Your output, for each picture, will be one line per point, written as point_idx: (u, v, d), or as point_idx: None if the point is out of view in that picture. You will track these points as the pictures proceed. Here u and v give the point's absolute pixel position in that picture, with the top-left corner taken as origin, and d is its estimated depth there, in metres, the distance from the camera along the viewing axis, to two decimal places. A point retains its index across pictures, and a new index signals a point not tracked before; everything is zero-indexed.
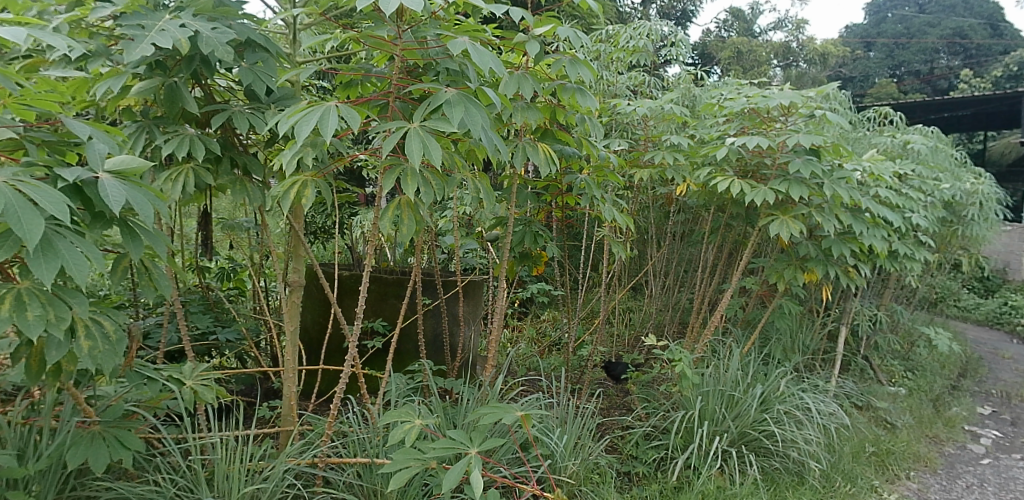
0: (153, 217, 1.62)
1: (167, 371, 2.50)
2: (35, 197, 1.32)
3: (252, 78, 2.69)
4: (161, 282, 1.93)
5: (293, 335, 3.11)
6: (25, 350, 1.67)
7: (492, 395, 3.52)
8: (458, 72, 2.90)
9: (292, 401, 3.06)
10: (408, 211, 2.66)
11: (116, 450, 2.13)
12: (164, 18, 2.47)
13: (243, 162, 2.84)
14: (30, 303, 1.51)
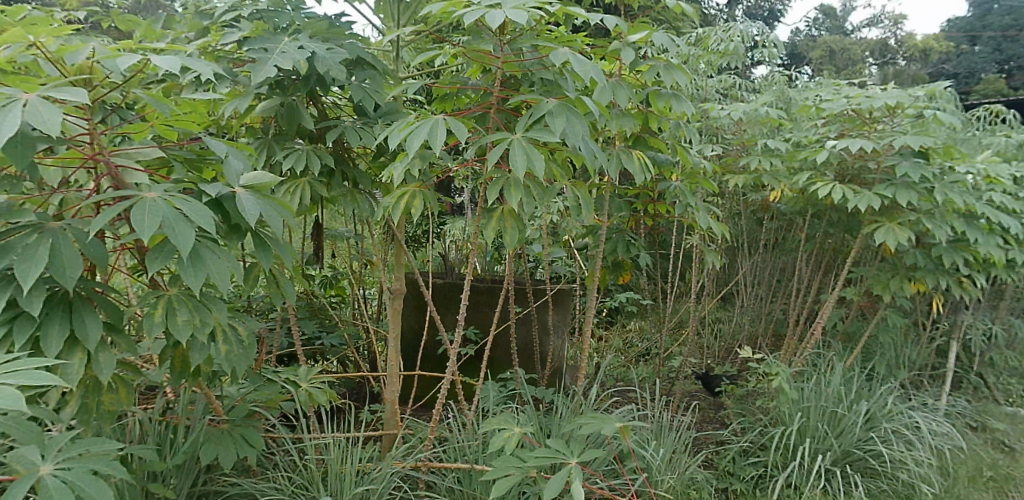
0: (283, 229, 1.71)
1: (285, 374, 2.63)
2: (184, 207, 1.41)
3: (362, 94, 2.81)
4: (286, 290, 2.05)
5: (395, 342, 3.20)
6: (170, 352, 1.77)
7: (586, 404, 3.49)
8: (548, 81, 2.92)
9: (395, 406, 3.16)
10: (511, 221, 2.69)
11: (242, 448, 2.27)
12: (284, 40, 2.61)
13: (353, 175, 2.98)
14: (179, 308, 1.60)
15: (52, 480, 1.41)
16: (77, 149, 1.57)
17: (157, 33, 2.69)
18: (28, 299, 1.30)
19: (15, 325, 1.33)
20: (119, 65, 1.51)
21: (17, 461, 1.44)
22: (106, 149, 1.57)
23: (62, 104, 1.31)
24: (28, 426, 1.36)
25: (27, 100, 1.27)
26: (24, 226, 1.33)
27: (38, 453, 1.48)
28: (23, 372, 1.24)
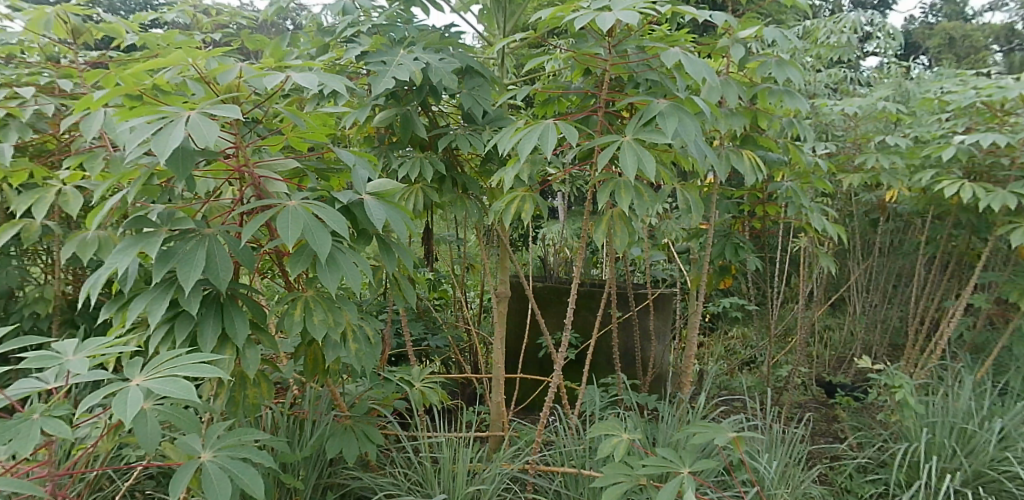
0: (407, 235, 1.78)
1: (399, 374, 2.73)
2: (319, 212, 1.50)
3: (472, 102, 2.87)
4: (406, 292, 2.12)
5: (502, 345, 3.24)
6: (304, 351, 1.87)
7: (696, 412, 3.39)
8: (654, 82, 2.87)
9: (502, 408, 3.22)
10: (621, 224, 2.66)
11: (364, 443, 2.37)
12: (400, 53, 2.71)
13: (463, 181, 3.05)
14: (315, 308, 1.67)
15: (212, 466, 1.53)
16: (225, 160, 1.70)
17: (283, 52, 2.88)
18: (188, 299, 1.42)
19: (177, 322, 1.45)
20: (266, 84, 1.61)
21: (181, 447, 1.58)
22: (251, 160, 1.70)
23: (216, 120, 1.43)
24: (190, 416, 1.48)
25: (188, 117, 1.40)
26: (184, 232, 1.46)
27: (199, 439, 1.61)
28: (184, 365, 1.35)
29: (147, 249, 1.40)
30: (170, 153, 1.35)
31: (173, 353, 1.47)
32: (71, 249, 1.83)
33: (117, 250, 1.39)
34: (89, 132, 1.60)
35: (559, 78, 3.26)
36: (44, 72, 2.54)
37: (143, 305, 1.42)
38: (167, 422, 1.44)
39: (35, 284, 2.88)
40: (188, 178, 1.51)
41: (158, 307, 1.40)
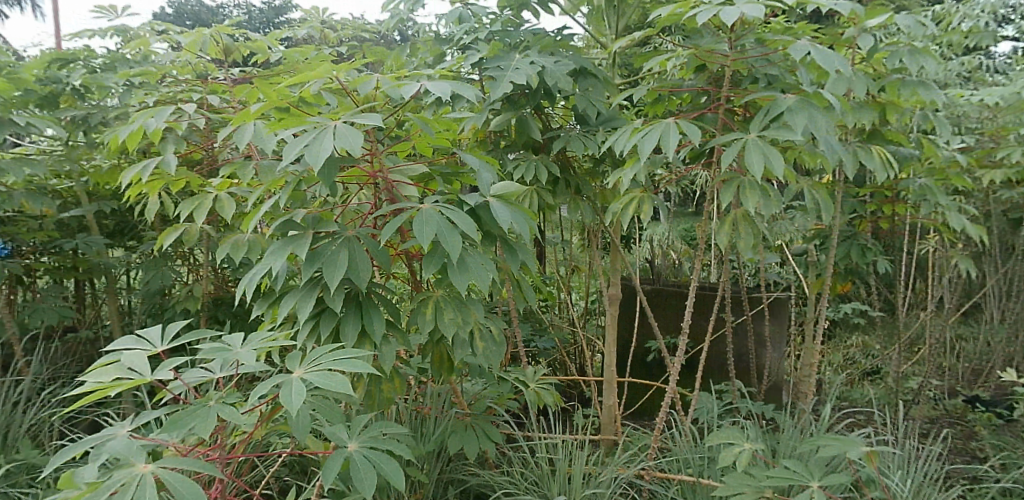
0: (531, 236, 1.79)
1: (515, 374, 2.76)
2: (450, 216, 1.54)
3: (586, 103, 2.86)
4: (528, 293, 2.14)
5: (613, 348, 3.19)
6: (432, 349, 1.93)
7: (822, 423, 3.20)
8: (773, 76, 2.74)
9: (614, 411, 3.18)
10: (746, 224, 2.58)
11: (484, 441, 2.41)
12: (516, 58, 2.75)
13: (577, 183, 3.03)
14: (446, 308, 1.72)
15: (357, 456, 1.60)
16: (361, 167, 1.78)
17: (404, 62, 2.98)
18: (332, 298, 1.50)
19: (322, 319, 1.54)
20: (403, 94, 1.68)
21: (329, 436, 1.67)
22: (385, 167, 1.77)
23: (359, 129, 1.50)
24: (337, 408, 1.56)
25: (334, 127, 1.47)
26: (328, 234, 1.54)
27: (344, 431, 1.69)
28: (332, 360, 1.42)
29: (296, 251, 1.49)
30: (321, 161, 1.43)
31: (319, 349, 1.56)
32: (225, 251, 1.99)
33: (270, 252, 1.50)
34: (243, 143, 1.73)
35: (670, 76, 3.19)
36: (193, 89, 2.76)
37: (293, 302, 1.51)
38: (317, 413, 1.53)
39: (187, 284, 3.14)
40: (332, 184, 1.59)
41: (306, 305, 1.49)
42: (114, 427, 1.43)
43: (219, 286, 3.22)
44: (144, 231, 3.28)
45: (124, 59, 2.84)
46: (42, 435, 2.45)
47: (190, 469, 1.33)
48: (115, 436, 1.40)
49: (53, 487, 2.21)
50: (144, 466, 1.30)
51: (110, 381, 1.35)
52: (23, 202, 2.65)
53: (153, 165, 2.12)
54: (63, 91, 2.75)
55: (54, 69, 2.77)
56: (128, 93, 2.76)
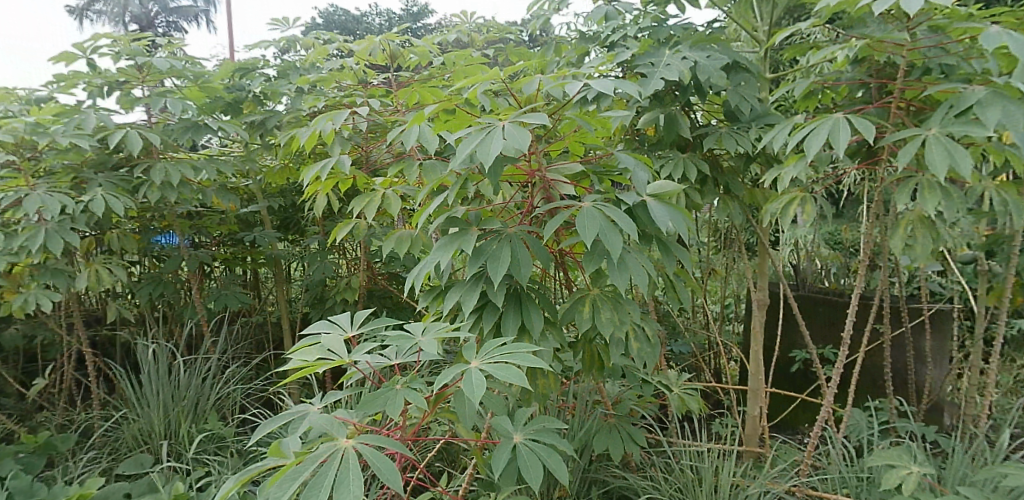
0: (689, 235, 1.75)
1: (658, 377, 2.70)
2: (611, 214, 1.54)
3: (738, 98, 2.70)
4: (683, 294, 2.08)
5: (759, 356, 2.99)
6: (584, 347, 1.93)
7: (1004, 450, 2.83)
8: (952, 66, 2.48)
9: (758, 422, 2.99)
10: (924, 227, 2.37)
11: (629, 443, 2.38)
12: (667, 54, 2.67)
13: (726, 181, 2.89)
14: (602, 306, 1.71)
15: (522, 448, 1.66)
16: (520, 166, 1.82)
17: (549, 62, 3.00)
18: (495, 293, 1.54)
19: (485, 313, 1.59)
20: (566, 93, 1.70)
21: (495, 426, 1.74)
22: (543, 166, 1.80)
23: (525, 127, 1.54)
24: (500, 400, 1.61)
25: (502, 126, 1.52)
26: (491, 231, 1.59)
27: (509, 421, 1.75)
28: (497, 353, 1.47)
29: (462, 246, 1.56)
30: (490, 160, 1.48)
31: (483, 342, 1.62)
32: (391, 247, 2.11)
33: (437, 248, 1.58)
34: (411, 143, 1.82)
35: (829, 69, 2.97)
36: (355, 94, 2.92)
37: (458, 296, 1.57)
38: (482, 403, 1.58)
39: (344, 276, 3.35)
40: (497, 182, 1.65)
41: (471, 299, 1.55)
42: (306, 404, 1.56)
43: (372, 279, 3.40)
44: (307, 226, 3.53)
45: (295, 67, 3.05)
46: (228, 408, 2.71)
47: (380, 446, 1.42)
48: (308, 413, 1.52)
49: (238, 456, 2.44)
50: (343, 440, 1.40)
51: (310, 360, 1.47)
52: (213, 199, 2.94)
53: (331, 164, 2.20)
54: (245, 98, 3.02)
55: (237, 78, 3.04)
56: (299, 98, 2.97)
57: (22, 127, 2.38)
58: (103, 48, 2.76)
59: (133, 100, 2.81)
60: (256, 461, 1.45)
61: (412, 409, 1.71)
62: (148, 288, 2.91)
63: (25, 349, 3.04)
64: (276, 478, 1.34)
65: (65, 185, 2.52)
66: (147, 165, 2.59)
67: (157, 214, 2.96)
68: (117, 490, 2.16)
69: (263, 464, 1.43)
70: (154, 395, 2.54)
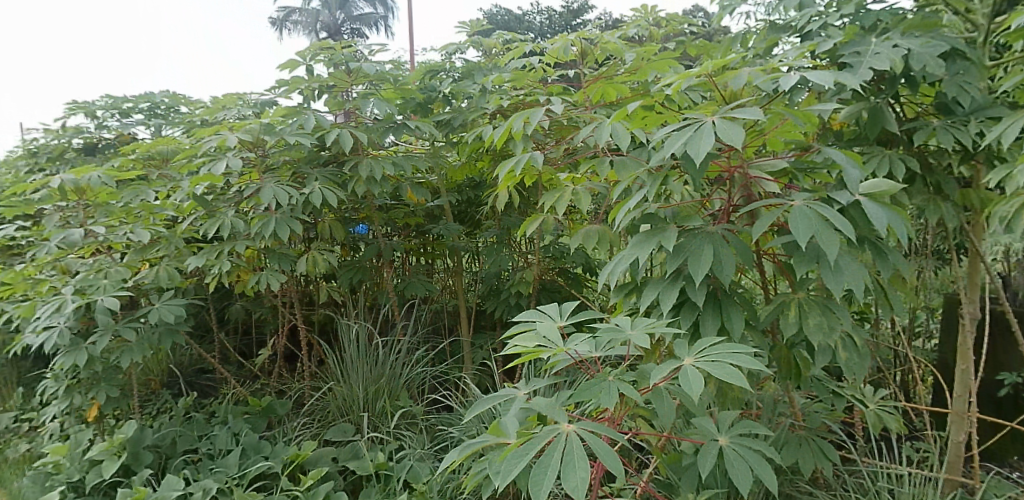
0: (909, 239, 1.64)
1: (853, 390, 2.48)
2: (827, 215, 1.51)
3: (955, 90, 2.39)
4: (895, 301, 1.90)
5: (967, 377, 2.59)
6: (782, 352, 1.84)
7: None
8: None
9: (962, 449, 2.59)
10: None
11: (822, 459, 2.20)
12: (875, 41, 2.40)
13: (938, 180, 2.55)
14: (810, 311, 1.64)
15: (730, 451, 1.63)
16: (719, 163, 1.78)
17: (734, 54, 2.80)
18: (697, 292, 1.54)
19: (683, 311, 1.58)
20: (781, 86, 1.65)
21: (698, 426, 1.72)
22: (745, 162, 1.75)
23: (740, 123, 1.51)
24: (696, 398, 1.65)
25: (713, 122, 1.50)
26: (691, 229, 1.58)
27: (711, 423, 1.72)
28: (702, 352, 1.46)
29: (662, 242, 1.56)
30: (700, 156, 1.47)
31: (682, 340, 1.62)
32: (579, 243, 2.16)
33: (634, 244, 1.59)
34: (609, 138, 1.84)
35: None
36: (536, 93, 2.99)
37: (656, 293, 1.58)
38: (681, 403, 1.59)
39: (520, 269, 3.46)
40: (699, 180, 1.64)
41: (670, 296, 1.55)
42: (511, 388, 1.64)
43: (544, 273, 3.47)
44: (484, 220, 3.68)
45: (479, 68, 3.19)
46: (415, 388, 2.93)
47: (595, 433, 1.46)
48: (514, 396, 1.60)
49: (426, 433, 2.64)
50: (564, 424, 1.44)
51: (531, 346, 1.52)
52: (408, 192, 3.20)
53: (526, 159, 2.20)
54: (435, 98, 3.24)
55: (428, 80, 3.27)
56: (484, 97, 3.10)
57: (257, 127, 2.70)
58: (321, 57, 3.06)
59: (341, 101, 3.08)
60: (473, 437, 1.54)
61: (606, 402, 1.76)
62: (349, 273, 3.21)
63: (245, 323, 3.48)
64: (505, 454, 1.40)
65: (287, 178, 2.82)
66: (354, 161, 2.84)
67: (358, 206, 3.23)
68: (326, 454, 2.43)
69: (483, 441, 1.51)
70: (355, 371, 2.80)
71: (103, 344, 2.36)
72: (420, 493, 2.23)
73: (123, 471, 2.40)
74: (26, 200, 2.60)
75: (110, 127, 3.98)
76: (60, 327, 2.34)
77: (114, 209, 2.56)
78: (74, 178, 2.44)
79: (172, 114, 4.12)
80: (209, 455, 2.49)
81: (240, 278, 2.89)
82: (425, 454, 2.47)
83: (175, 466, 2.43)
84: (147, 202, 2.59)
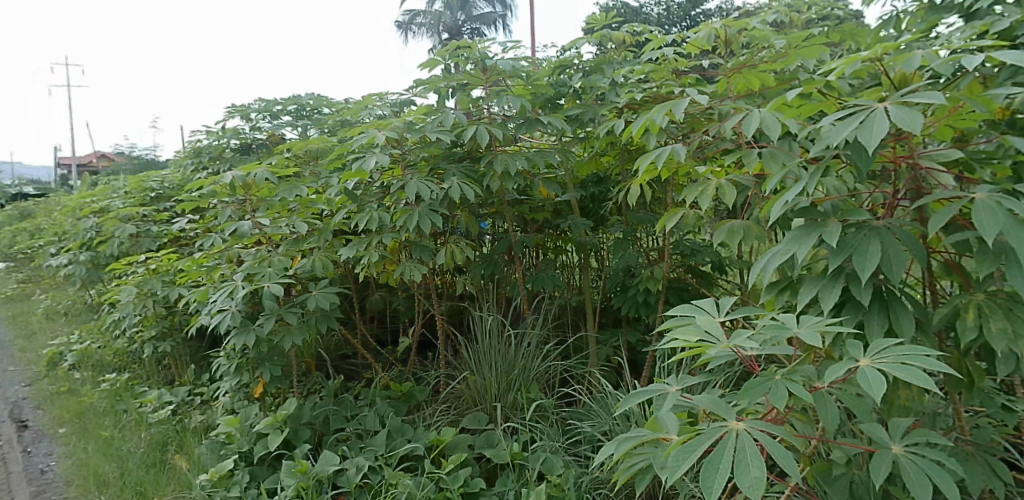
0: None
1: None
2: (1016, 210, 1.38)
3: None
4: None
5: None
6: (955, 359, 1.69)
7: None
8: None
9: None
10: None
11: (994, 480, 1.93)
12: None
13: None
14: (993, 315, 1.51)
15: (903, 461, 1.53)
16: (884, 153, 1.68)
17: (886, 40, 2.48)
18: (862, 291, 1.47)
19: (846, 310, 1.52)
20: (966, 66, 1.54)
21: (867, 432, 1.62)
22: (914, 153, 1.65)
23: (915, 110, 1.45)
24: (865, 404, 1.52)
25: (885, 110, 1.44)
26: (856, 224, 1.51)
27: (882, 430, 1.62)
28: (872, 353, 1.40)
29: (823, 237, 1.50)
30: (874, 145, 1.41)
31: (845, 341, 1.55)
32: (722, 238, 2.12)
33: (790, 239, 1.55)
34: (766, 130, 1.83)
35: None
36: (669, 84, 2.92)
37: (815, 291, 1.53)
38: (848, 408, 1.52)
39: (648, 265, 3.39)
40: (866, 172, 1.56)
41: (832, 295, 1.50)
42: (663, 384, 1.65)
43: (672, 270, 3.39)
44: (610, 216, 3.65)
45: (609, 62, 3.17)
46: (545, 381, 2.96)
47: (765, 432, 1.43)
48: (666, 391, 1.61)
49: (558, 426, 2.66)
50: (732, 423, 1.42)
51: (693, 341, 1.52)
52: (540, 188, 3.23)
53: (668, 151, 2.17)
54: (566, 93, 3.28)
55: (558, 75, 3.29)
56: (614, 91, 3.07)
57: (400, 125, 2.85)
58: (457, 57, 3.16)
59: (475, 99, 3.15)
60: (630, 431, 1.60)
61: (757, 403, 1.70)
62: (481, 266, 3.30)
63: (381, 312, 3.67)
64: (672, 448, 1.40)
65: (426, 173, 2.94)
66: (490, 157, 2.91)
67: (489, 202, 3.31)
68: (463, 440, 2.52)
69: (642, 436, 1.57)
70: (489, 362, 2.88)
71: (269, 326, 2.59)
72: (556, 484, 2.27)
73: (285, 445, 2.61)
74: (200, 195, 2.88)
75: (263, 129, 4.31)
76: (232, 311, 2.58)
77: (274, 204, 2.77)
78: (243, 175, 2.73)
79: (316, 115, 4.40)
80: (358, 434, 2.66)
81: (384, 268, 3.06)
82: (558, 447, 2.50)
83: (330, 443, 2.62)
84: (302, 198, 2.79)
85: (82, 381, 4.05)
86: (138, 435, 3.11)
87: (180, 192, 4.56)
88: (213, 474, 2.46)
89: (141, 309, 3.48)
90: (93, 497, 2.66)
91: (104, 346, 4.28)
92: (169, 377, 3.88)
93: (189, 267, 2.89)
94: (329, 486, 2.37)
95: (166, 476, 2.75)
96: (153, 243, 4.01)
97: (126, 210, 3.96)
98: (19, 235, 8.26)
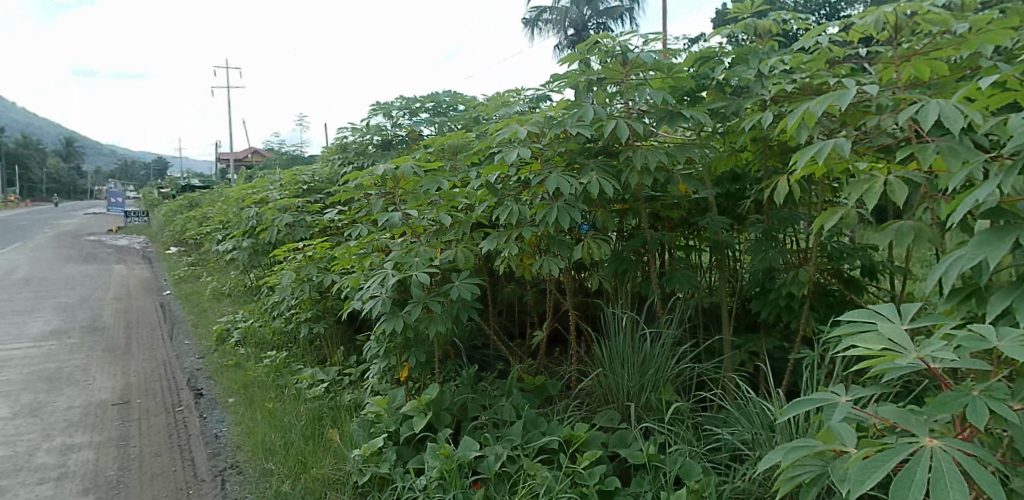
0: None
1: None
2: None
3: None
4: None
5: None
6: None
7: None
8: None
9: None
10: None
11: None
12: None
13: None
14: None
15: None
16: None
17: None
18: None
19: None
20: None
21: None
22: None
23: None
24: None
25: None
26: None
27: None
28: None
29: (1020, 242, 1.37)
30: None
31: None
32: (888, 238, 1.99)
33: (976, 244, 1.42)
34: (948, 123, 1.69)
35: None
36: (823, 74, 2.74)
37: (1008, 302, 1.40)
38: None
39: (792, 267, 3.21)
40: None
41: None
42: (832, 393, 1.61)
43: (819, 273, 3.19)
44: (750, 214, 3.49)
45: (755, 52, 3.01)
46: (679, 384, 2.89)
47: (965, 453, 1.34)
48: (838, 401, 1.57)
49: (693, 431, 2.60)
50: (926, 439, 1.35)
51: (879, 349, 1.43)
52: (679, 184, 3.15)
53: (830, 146, 2.03)
54: (709, 85, 3.15)
55: (700, 66, 3.17)
56: (761, 82, 2.89)
57: (540, 120, 2.90)
58: (596, 51, 3.13)
59: (612, 93, 3.10)
60: (799, 441, 1.57)
61: (941, 420, 1.57)
62: (614, 262, 3.27)
63: (510, 306, 3.72)
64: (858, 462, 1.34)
65: (564, 168, 2.95)
66: (630, 151, 2.86)
67: (625, 198, 3.26)
68: (598, 437, 2.51)
69: (815, 446, 1.53)
70: (620, 361, 2.83)
71: (416, 314, 2.71)
72: (696, 490, 2.21)
73: (429, 428, 2.73)
74: (352, 188, 3.05)
75: (404, 125, 4.50)
76: (383, 297, 2.70)
77: (420, 197, 2.89)
78: (393, 168, 2.85)
79: (452, 111, 4.54)
80: (495, 423, 2.73)
81: (521, 262, 3.10)
82: (696, 452, 2.44)
83: (468, 430, 2.71)
84: (444, 191, 2.89)
85: (246, 357, 4.43)
86: (296, 409, 3.36)
87: (329, 184, 4.86)
88: (365, 450, 2.62)
89: (297, 293, 3.75)
90: (261, 463, 2.92)
91: (264, 325, 4.67)
92: (320, 357, 4.15)
93: (341, 256, 3.08)
94: (469, 471, 2.45)
95: (322, 447, 2.95)
96: (307, 232, 4.31)
97: (284, 201, 4.29)
98: (190, 222, 9.14)
